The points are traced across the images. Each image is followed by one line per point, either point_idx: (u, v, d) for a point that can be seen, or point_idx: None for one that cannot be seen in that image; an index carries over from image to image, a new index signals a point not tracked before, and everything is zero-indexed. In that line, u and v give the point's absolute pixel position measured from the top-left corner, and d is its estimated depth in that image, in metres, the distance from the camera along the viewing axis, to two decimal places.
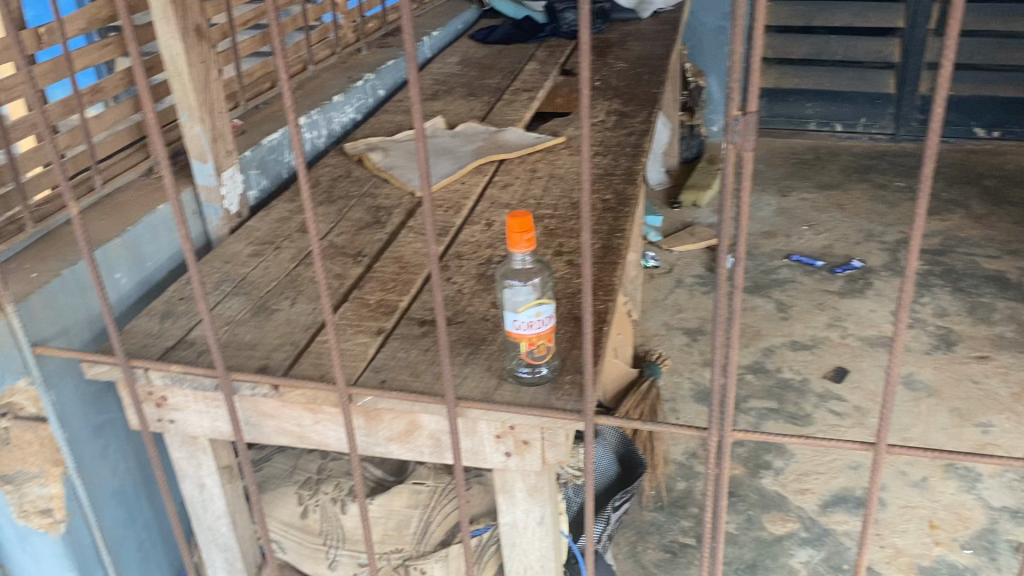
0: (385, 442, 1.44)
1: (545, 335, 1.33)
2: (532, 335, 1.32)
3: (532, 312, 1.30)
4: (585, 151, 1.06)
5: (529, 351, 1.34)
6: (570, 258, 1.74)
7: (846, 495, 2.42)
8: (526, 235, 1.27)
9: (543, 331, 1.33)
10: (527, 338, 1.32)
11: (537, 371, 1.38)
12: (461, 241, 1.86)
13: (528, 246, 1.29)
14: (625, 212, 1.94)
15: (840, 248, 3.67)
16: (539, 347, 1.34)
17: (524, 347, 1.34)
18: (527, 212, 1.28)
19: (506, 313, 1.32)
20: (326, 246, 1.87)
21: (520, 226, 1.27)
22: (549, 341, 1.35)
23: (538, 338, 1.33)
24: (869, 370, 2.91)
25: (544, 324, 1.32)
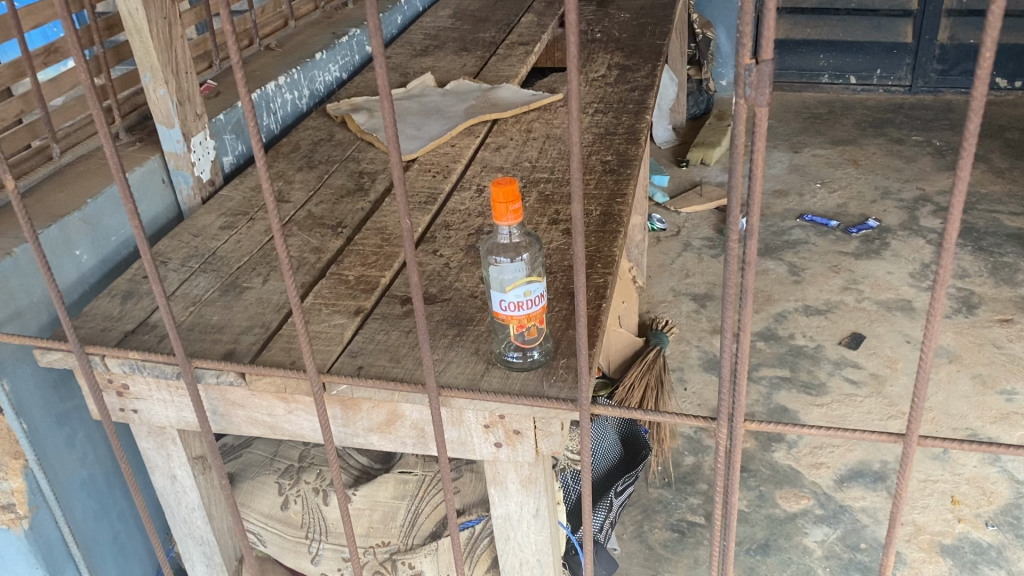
0: (364, 433, 1.32)
1: (536, 317, 1.20)
2: (521, 317, 1.19)
3: (521, 291, 1.17)
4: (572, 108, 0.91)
5: (518, 335, 1.21)
6: (566, 227, 1.61)
7: (863, 469, 2.30)
8: (513, 205, 1.14)
9: (535, 312, 1.20)
10: (516, 319, 1.19)
11: (529, 356, 1.24)
12: (449, 209, 1.72)
13: (517, 219, 1.15)
14: (627, 173, 1.80)
15: (856, 206, 3.51)
16: (531, 330, 1.21)
17: (512, 330, 1.21)
18: (515, 180, 1.14)
19: (492, 292, 1.19)
20: (303, 216, 1.74)
21: (506, 195, 1.13)
22: (542, 324, 1.22)
23: (528, 321, 1.20)
24: (886, 336, 2.78)
25: (537, 305, 1.19)
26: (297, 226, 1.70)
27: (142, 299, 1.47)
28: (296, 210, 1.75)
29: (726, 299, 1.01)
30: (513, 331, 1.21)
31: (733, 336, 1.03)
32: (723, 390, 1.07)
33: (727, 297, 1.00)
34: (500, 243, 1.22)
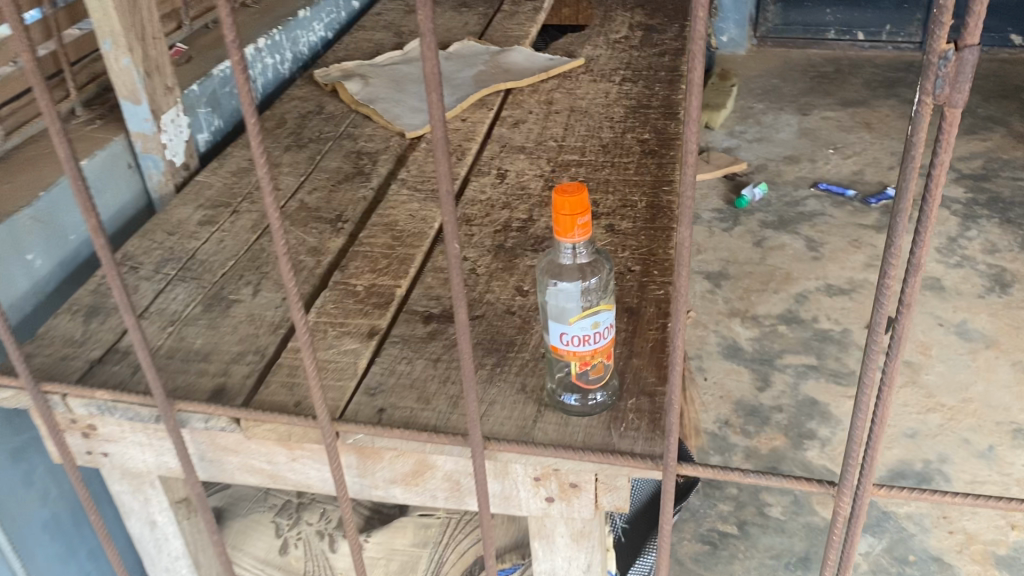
0: (385, 485, 1.09)
1: (603, 352, 0.97)
2: (585, 353, 0.96)
3: (586, 322, 0.94)
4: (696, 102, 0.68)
5: (579, 373, 0.98)
6: (610, 223, 1.38)
7: (904, 470, 2.13)
8: (579, 215, 0.90)
9: (602, 346, 0.96)
10: (578, 356, 0.96)
11: (592, 399, 1.01)
12: (467, 200, 1.49)
13: (584, 234, 0.92)
14: (671, 156, 1.57)
15: (872, 173, 3.31)
16: (596, 368, 0.98)
17: (573, 369, 0.98)
18: (582, 184, 0.90)
19: (549, 322, 0.96)
20: (296, 207, 1.49)
21: (572, 204, 0.90)
22: (609, 359, 0.99)
23: (593, 357, 0.97)
24: (917, 318, 2.59)
25: (604, 338, 0.96)
26: (289, 220, 1.45)
27: (110, 318, 1.22)
28: (287, 200, 1.50)
29: (869, 346, 0.79)
30: (573, 369, 0.98)
31: (873, 390, 0.81)
32: (850, 452, 0.85)
33: (872, 344, 0.78)
34: (559, 262, 0.98)
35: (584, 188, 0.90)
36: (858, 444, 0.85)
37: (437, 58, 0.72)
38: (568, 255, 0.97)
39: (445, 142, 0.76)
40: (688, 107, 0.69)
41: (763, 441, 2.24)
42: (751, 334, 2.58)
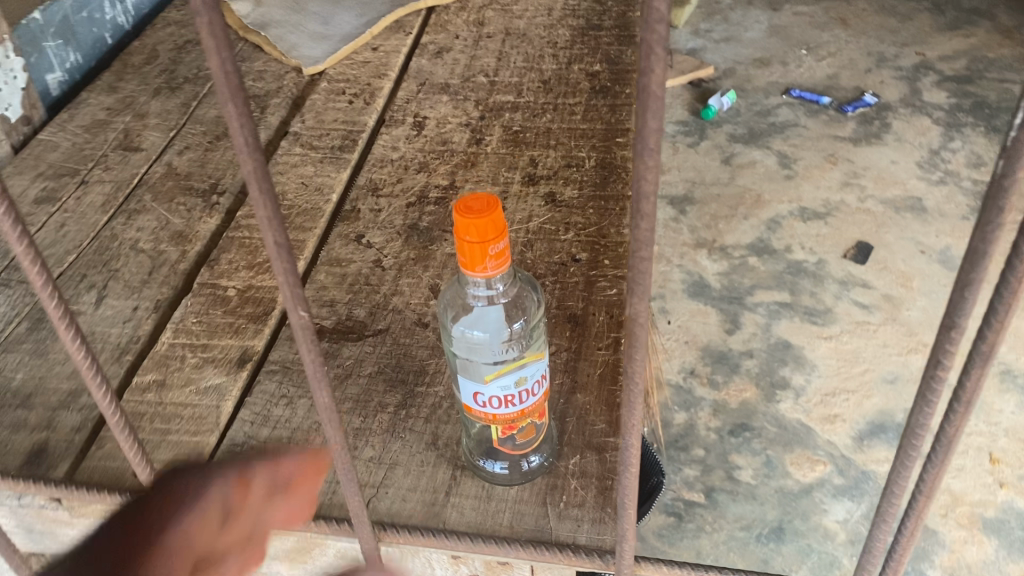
0: (264, 562, 0.86)
1: (533, 414, 0.73)
2: (509, 417, 0.71)
3: (510, 380, 0.69)
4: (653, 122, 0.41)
5: (502, 439, 0.74)
6: (550, 191, 1.11)
7: (885, 423, 1.93)
8: (493, 242, 0.64)
9: (533, 404, 0.72)
10: (499, 420, 0.71)
11: (527, 462, 0.77)
12: (374, 161, 1.21)
13: (502, 266, 0.65)
14: (625, 93, 1.28)
15: (849, 77, 3.03)
16: (526, 431, 0.73)
17: (494, 434, 0.73)
18: (495, 199, 0.64)
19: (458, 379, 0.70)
20: (162, 174, 1.19)
21: (481, 227, 0.63)
22: (542, 417, 0.74)
23: (521, 422, 0.72)
24: (897, 245, 2.37)
25: (535, 395, 0.71)
26: (152, 193, 1.16)
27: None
28: (151, 166, 1.21)
29: (903, 449, 0.55)
30: (497, 435, 0.73)
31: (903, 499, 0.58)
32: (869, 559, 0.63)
33: (908, 448, 0.55)
34: (470, 305, 0.72)
35: (497, 202, 0.64)
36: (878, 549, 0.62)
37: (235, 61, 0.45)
38: (483, 292, 0.71)
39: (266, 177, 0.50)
40: (641, 130, 0.42)
41: (731, 393, 2.03)
42: (718, 269, 2.35)
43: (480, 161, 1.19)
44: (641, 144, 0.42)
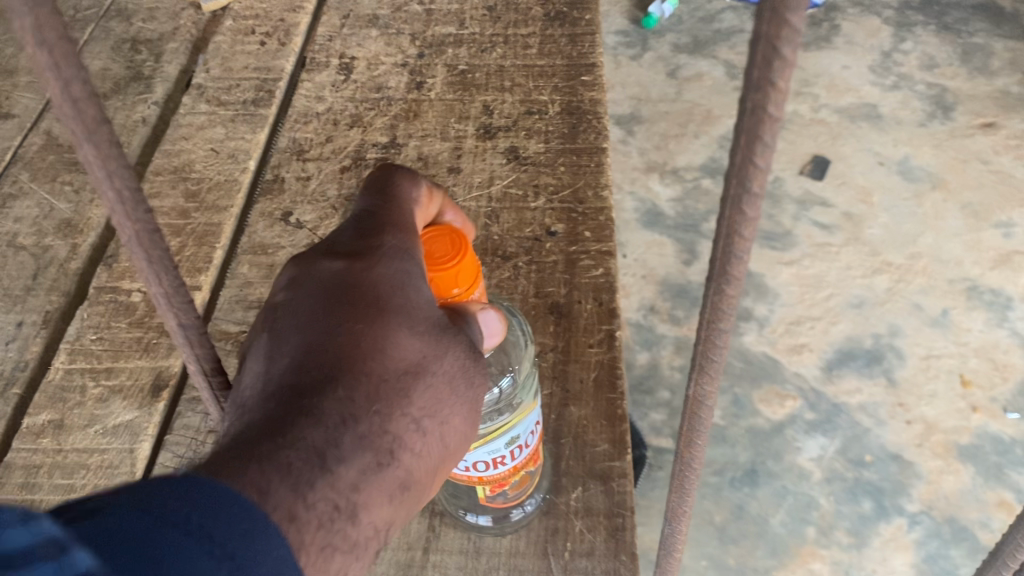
0: None
1: (522, 471, 0.61)
2: (490, 477, 0.59)
3: (495, 442, 0.57)
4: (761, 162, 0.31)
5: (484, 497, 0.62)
6: (512, 146, 0.95)
7: (853, 350, 1.86)
8: (458, 288, 0.56)
9: (521, 463, 0.60)
10: (479, 481, 0.59)
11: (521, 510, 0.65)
12: (297, 116, 1.02)
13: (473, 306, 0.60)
14: (585, 18, 1.11)
15: None
16: (514, 488, 0.62)
17: (478, 491, 0.61)
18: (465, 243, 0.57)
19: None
20: (37, 146, 0.99)
21: (448, 276, 0.55)
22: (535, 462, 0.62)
23: (504, 484, 0.60)
24: (854, 158, 2.27)
25: (524, 453, 0.59)
26: (29, 170, 0.96)
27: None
28: (26, 136, 1.00)
29: None
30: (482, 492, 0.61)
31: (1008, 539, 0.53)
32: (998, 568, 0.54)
33: None
34: None
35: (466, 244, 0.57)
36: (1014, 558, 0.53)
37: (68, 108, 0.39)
38: None
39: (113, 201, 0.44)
40: (742, 164, 0.32)
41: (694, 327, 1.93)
42: (671, 194, 2.21)
43: (425, 110, 1.01)
44: (744, 185, 0.32)
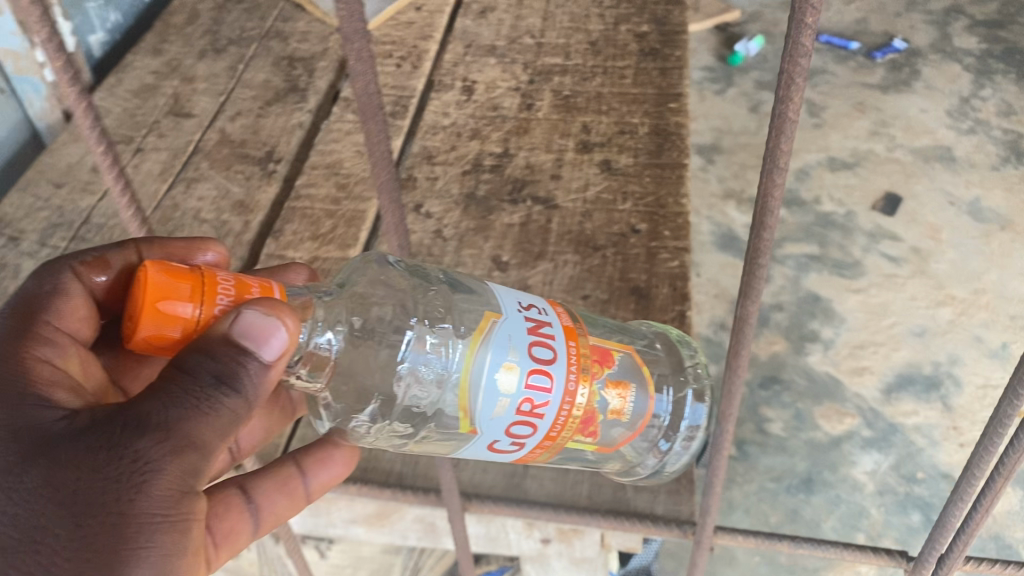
0: (345, 527, 0.90)
1: (570, 388, 0.57)
2: (553, 427, 0.59)
3: (487, 395, 0.56)
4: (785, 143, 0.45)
5: (614, 440, 0.65)
6: (606, 159, 1.12)
7: (912, 375, 1.96)
8: (180, 311, 0.50)
9: (550, 385, 0.57)
10: (553, 439, 0.59)
11: (686, 446, 0.71)
12: (426, 127, 1.21)
13: (274, 291, 0.55)
14: (674, 55, 1.28)
15: (878, 21, 2.97)
16: (614, 411, 0.62)
17: (585, 444, 0.63)
18: (141, 272, 0.50)
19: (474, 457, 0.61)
20: (214, 141, 1.20)
21: (151, 321, 0.49)
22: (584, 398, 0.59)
23: (578, 416, 0.59)
24: (925, 196, 2.37)
25: (539, 376, 0.56)
26: (209, 160, 1.17)
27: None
28: (205, 132, 1.22)
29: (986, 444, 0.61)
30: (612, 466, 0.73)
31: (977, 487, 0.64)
32: (969, 479, 0.64)
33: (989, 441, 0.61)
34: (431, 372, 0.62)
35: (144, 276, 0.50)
36: (978, 477, 0.63)
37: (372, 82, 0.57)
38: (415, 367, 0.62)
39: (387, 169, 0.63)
40: (772, 146, 0.45)
41: (761, 345, 2.06)
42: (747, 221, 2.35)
43: (533, 126, 1.19)
44: (774, 160, 0.45)
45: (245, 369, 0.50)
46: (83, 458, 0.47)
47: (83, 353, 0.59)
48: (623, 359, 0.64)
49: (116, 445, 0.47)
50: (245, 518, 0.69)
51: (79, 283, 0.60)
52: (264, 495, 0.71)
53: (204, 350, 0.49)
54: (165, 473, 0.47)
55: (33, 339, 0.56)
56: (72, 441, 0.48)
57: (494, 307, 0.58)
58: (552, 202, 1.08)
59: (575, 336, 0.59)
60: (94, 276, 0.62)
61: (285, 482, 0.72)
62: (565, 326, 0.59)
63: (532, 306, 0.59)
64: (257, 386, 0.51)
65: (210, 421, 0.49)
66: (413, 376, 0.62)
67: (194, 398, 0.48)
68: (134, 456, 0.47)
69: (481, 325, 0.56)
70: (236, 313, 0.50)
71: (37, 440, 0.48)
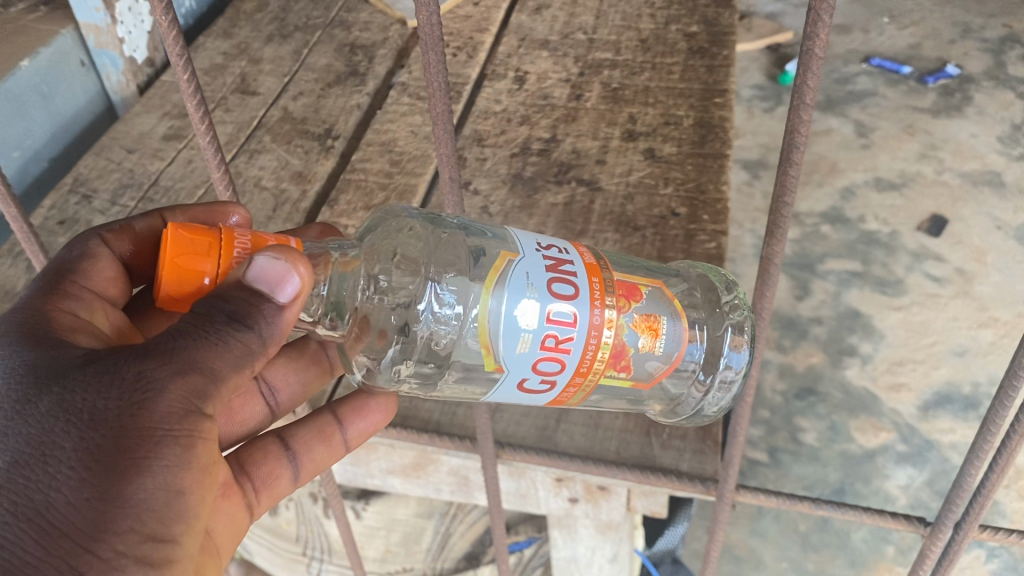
0: (383, 477, 0.96)
1: (594, 321, 0.60)
2: (581, 362, 0.61)
3: (508, 329, 0.58)
4: (811, 81, 0.51)
5: (650, 375, 0.66)
6: (650, 146, 1.16)
7: (951, 394, 1.95)
8: (202, 266, 0.52)
9: (573, 319, 0.59)
10: (584, 374, 0.62)
11: (725, 389, 0.73)
12: (479, 111, 1.26)
13: (290, 244, 0.55)
14: (722, 54, 1.32)
15: (931, 46, 2.96)
16: (646, 344, 0.63)
17: (614, 380, 0.65)
18: (165, 231, 0.51)
19: (505, 399, 0.63)
20: (277, 117, 1.27)
21: (170, 274, 0.51)
22: (605, 333, 0.60)
23: (607, 350, 0.61)
24: (972, 220, 2.36)
25: (561, 310, 0.59)
26: (271, 134, 1.23)
27: (24, 256, 1.03)
28: (267, 108, 1.28)
29: (1000, 400, 0.65)
30: (655, 405, 0.76)
31: (995, 441, 0.67)
32: (987, 435, 0.67)
33: (1005, 395, 0.64)
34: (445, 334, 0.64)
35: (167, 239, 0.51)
36: (998, 428, 0.66)
37: (437, 36, 0.57)
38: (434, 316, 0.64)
39: (449, 128, 0.64)
40: (800, 85, 0.52)
41: (799, 357, 2.06)
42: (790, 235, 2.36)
43: (581, 115, 1.23)
44: (800, 99, 0.52)
45: (257, 306, 0.51)
46: (90, 380, 0.48)
47: (112, 313, 0.60)
48: (652, 292, 0.65)
49: (122, 369, 0.48)
50: (283, 465, 0.73)
51: (107, 250, 0.62)
52: (301, 444, 0.75)
53: (216, 293, 0.51)
54: (170, 393, 0.48)
55: (60, 294, 0.57)
56: (83, 368, 0.49)
57: (512, 247, 0.61)
58: (596, 184, 1.12)
59: (599, 272, 0.61)
60: (122, 245, 0.63)
61: (322, 432, 0.75)
62: (587, 264, 0.61)
63: (552, 247, 0.62)
64: (272, 327, 0.52)
65: (219, 351, 0.50)
66: (432, 323, 0.64)
67: (209, 333, 0.50)
68: (139, 376, 0.48)
69: (498, 265, 0.59)
70: (249, 260, 0.51)
71: (48, 366, 0.49)
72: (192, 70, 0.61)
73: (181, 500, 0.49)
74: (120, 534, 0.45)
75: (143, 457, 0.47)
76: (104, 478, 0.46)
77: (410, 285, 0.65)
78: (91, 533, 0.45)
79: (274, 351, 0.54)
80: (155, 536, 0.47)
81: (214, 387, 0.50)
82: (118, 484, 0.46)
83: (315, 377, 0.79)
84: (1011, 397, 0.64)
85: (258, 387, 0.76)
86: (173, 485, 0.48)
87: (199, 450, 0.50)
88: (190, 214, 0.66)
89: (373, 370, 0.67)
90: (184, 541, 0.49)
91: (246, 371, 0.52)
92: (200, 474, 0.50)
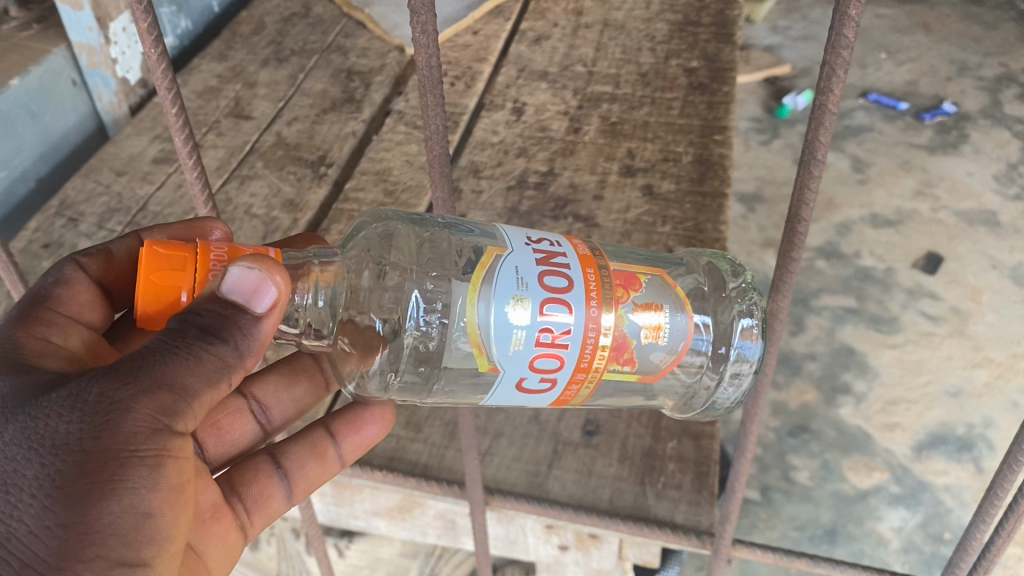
0: (367, 518, 0.93)
1: (590, 316, 0.57)
2: (581, 359, 0.58)
3: (500, 332, 0.56)
4: (823, 138, 0.50)
5: (656, 368, 0.63)
6: (648, 183, 1.15)
7: (945, 435, 1.92)
8: (181, 281, 0.50)
9: (568, 311, 0.57)
10: (586, 371, 0.59)
11: (736, 383, 0.70)
12: (476, 143, 1.24)
13: (269, 253, 0.53)
14: (722, 90, 1.31)
15: (928, 83, 2.97)
16: (648, 335, 0.61)
17: (618, 374, 0.62)
18: (141, 248, 0.50)
19: (504, 402, 0.61)
20: (270, 142, 1.25)
21: (146, 290, 0.49)
22: (603, 324, 0.58)
23: (606, 343, 0.59)
24: (967, 258, 2.35)
25: (556, 305, 0.56)
26: (263, 160, 1.21)
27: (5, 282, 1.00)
28: (260, 133, 1.26)
29: (1008, 464, 0.62)
30: (669, 400, 0.73)
31: (1000, 504, 0.65)
32: (994, 498, 0.65)
33: (1012, 459, 0.62)
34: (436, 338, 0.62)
35: (143, 256, 0.49)
36: (1005, 492, 0.64)
37: (435, 71, 0.55)
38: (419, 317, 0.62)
39: (444, 160, 0.61)
40: (812, 139, 0.50)
41: (792, 394, 2.04)
42: None
43: (579, 149, 1.21)
44: (812, 153, 0.51)
45: (233, 319, 0.49)
46: (52, 405, 0.46)
47: (85, 334, 0.58)
48: (651, 282, 0.63)
49: (87, 390, 0.46)
50: (274, 482, 0.71)
51: (83, 274, 0.59)
52: (294, 461, 0.72)
53: (188, 307, 0.48)
54: (135, 414, 0.46)
55: (33, 320, 0.55)
56: (48, 392, 0.47)
57: (500, 242, 0.59)
58: (593, 221, 1.10)
59: (593, 264, 0.59)
60: (98, 267, 0.61)
61: (316, 447, 0.73)
62: (582, 256, 0.59)
63: (543, 240, 0.60)
64: (249, 339, 0.50)
65: (191, 366, 0.48)
66: (418, 326, 0.62)
67: (179, 350, 0.48)
68: (103, 399, 0.46)
69: (486, 261, 0.57)
70: (224, 271, 0.48)
71: (13, 391, 0.48)
72: (181, 103, 0.59)
73: (150, 521, 0.47)
74: (86, 563, 0.44)
75: (108, 481, 0.45)
76: (67, 506, 0.44)
77: (399, 292, 0.63)
78: (55, 563, 0.43)
79: (254, 361, 0.52)
80: (123, 562, 0.46)
81: (186, 404, 0.48)
82: (82, 511, 0.44)
83: (308, 392, 0.76)
84: (1020, 462, 0.61)
85: (247, 404, 0.73)
86: (142, 507, 0.47)
87: (168, 469, 0.48)
88: (169, 232, 0.63)
89: (362, 379, 0.65)
90: (156, 563, 0.48)
91: (223, 385, 0.50)
92: (170, 493, 0.48)
